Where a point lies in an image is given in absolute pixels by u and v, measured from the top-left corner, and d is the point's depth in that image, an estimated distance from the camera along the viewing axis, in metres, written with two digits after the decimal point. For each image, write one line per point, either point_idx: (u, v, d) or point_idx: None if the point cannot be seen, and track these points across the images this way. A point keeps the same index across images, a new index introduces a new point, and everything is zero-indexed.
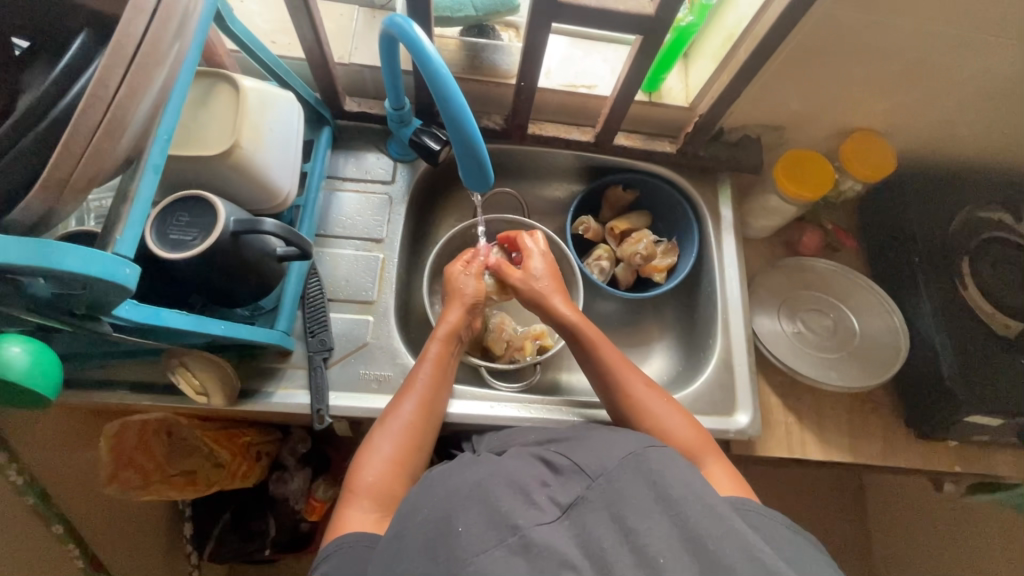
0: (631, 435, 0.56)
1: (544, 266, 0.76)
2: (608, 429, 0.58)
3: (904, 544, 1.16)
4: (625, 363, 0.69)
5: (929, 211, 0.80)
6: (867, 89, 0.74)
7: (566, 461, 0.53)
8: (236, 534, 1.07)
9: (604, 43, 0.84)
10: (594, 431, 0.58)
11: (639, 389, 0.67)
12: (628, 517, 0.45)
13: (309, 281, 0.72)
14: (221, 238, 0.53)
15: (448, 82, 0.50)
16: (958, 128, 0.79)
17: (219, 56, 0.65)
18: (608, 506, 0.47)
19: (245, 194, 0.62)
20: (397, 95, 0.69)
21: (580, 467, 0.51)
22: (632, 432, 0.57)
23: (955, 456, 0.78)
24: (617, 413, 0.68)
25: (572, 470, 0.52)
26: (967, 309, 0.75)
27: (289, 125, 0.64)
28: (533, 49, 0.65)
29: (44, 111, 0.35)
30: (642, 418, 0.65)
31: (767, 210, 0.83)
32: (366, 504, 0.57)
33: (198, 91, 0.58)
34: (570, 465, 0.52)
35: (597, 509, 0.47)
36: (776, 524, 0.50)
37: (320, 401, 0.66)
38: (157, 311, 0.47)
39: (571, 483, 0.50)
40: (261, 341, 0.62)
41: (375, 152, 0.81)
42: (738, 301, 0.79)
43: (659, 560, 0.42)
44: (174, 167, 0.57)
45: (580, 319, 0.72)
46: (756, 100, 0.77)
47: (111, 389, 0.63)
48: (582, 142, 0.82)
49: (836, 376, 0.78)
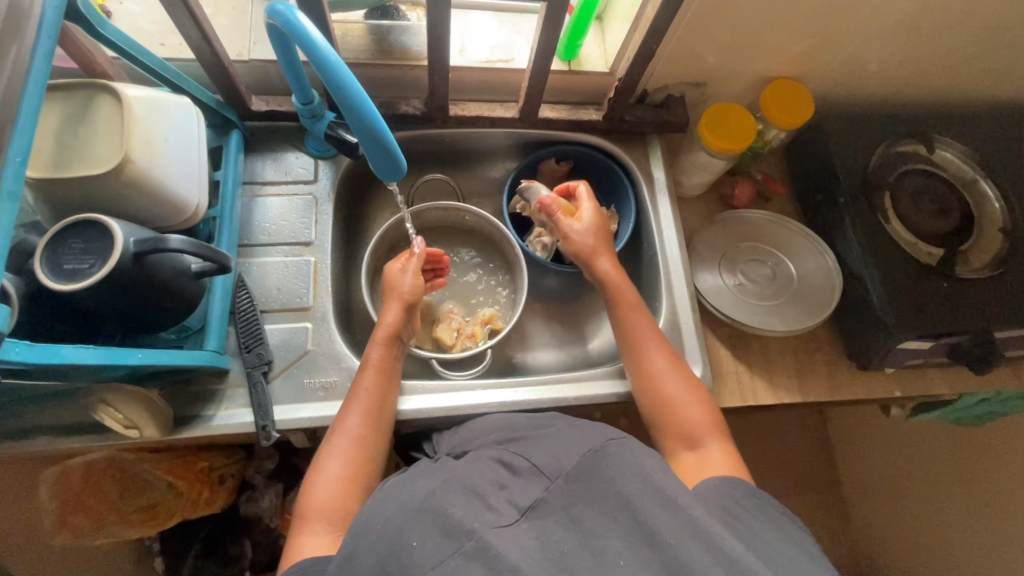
0: (592, 430, 0.56)
1: (594, 222, 0.75)
2: (568, 425, 0.59)
3: (866, 469, 1.22)
4: (645, 315, 0.70)
5: (850, 150, 0.82)
6: (776, 37, 0.74)
7: (525, 462, 0.53)
8: (211, 562, 1.00)
9: (517, 14, 0.82)
10: (553, 429, 0.58)
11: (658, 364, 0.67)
12: (586, 519, 0.46)
13: (238, 294, 0.68)
14: (122, 262, 0.50)
15: (340, 69, 0.47)
16: (868, 66, 0.81)
17: (98, 65, 0.60)
18: (567, 509, 0.47)
19: (148, 213, 0.58)
20: (303, 88, 0.65)
21: (537, 468, 0.51)
22: (593, 428, 0.57)
23: (895, 382, 0.82)
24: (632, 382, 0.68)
25: (531, 470, 0.51)
26: (892, 241, 0.78)
27: (187, 133, 0.60)
28: (438, 26, 0.62)
29: None
30: (654, 392, 0.66)
31: (697, 167, 0.84)
32: (319, 526, 0.55)
33: (76, 106, 0.54)
34: (529, 466, 0.52)
35: (557, 512, 0.47)
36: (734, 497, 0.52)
37: (264, 418, 0.63)
38: (57, 349, 0.44)
39: (530, 483, 0.50)
40: (192, 365, 0.59)
41: (293, 151, 0.77)
42: (679, 260, 0.80)
43: (617, 561, 0.43)
44: (59, 191, 0.52)
45: (621, 281, 0.73)
46: (672, 58, 0.77)
47: (34, 438, 0.59)
48: (508, 119, 0.80)
49: (779, 322, 0.80)
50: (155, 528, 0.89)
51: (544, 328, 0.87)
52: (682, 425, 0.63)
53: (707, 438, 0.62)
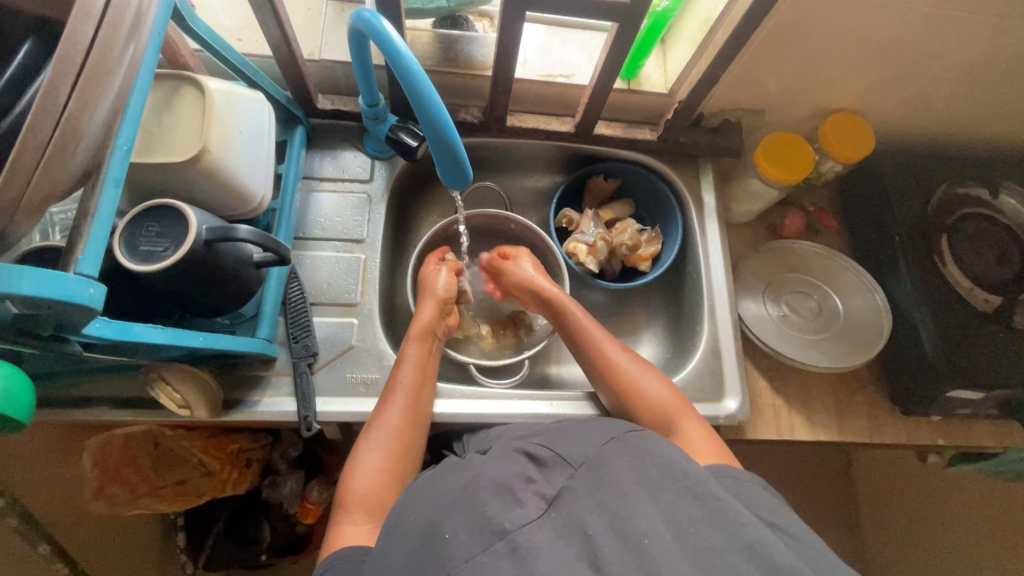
0: (609, 421, 0.56)
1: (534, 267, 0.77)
2: (584, 418, 0.58)
3: (892, 515, 1.18)
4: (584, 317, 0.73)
5: (910, 188, 0.80)
6: (845, 69, 0.73)
7: (550, 453, 0.52)
8: (232, 542, 1.03)
9: (580, 30, 0.83)
10: (572, 421, 0.58)
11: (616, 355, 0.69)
12: (613, 503, 0.45)
13: (290, 286, 0.70)
14: (194, 247, 0.51)
15: (420, 78, 0.48)
16: (935, 105, 0.80)
17: (182, 57, 0.63)
18: (593, 495, 0.46)
19: (215, 200, 0.60)
20: (371, 91, 0.67)
21: (562, 458, 0.51)
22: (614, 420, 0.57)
23: (938, 430, 0.80)
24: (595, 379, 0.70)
25: (556, 461, 0.51)
26: (946, 284, 0.76)
27: (259, 126, 0.62)
28: (509, 40, 0.63)
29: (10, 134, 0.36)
30: (619, 382, 0.67)
31: (749, 194, 0.84)
32: (358, 516, 0.56)
33: (161, 94, 0.56)
34: (554, 457, 0.51)
35: (582, 497, 0.46)
36: (753, 487, 0.53)
37: (307, 408, 0.65)
38: (128, 326, 0.46)
39: (555, 475, 0.50)
40: (243, 351, 0.61)
41: (351, 150, 0.79)
42: (724, 287, 0.80)
43: (644, 541, 0.42)
44: (140, 175, 0.55)
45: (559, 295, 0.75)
46: (734, 84, 0.77)
47: (90, 407, 0.61)
48: (562, 133, 0.81)
49: (821, 358, 0.79)
50: (185, 504, 0.91)
51: None
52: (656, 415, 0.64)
53: (681, 420, 0.63)
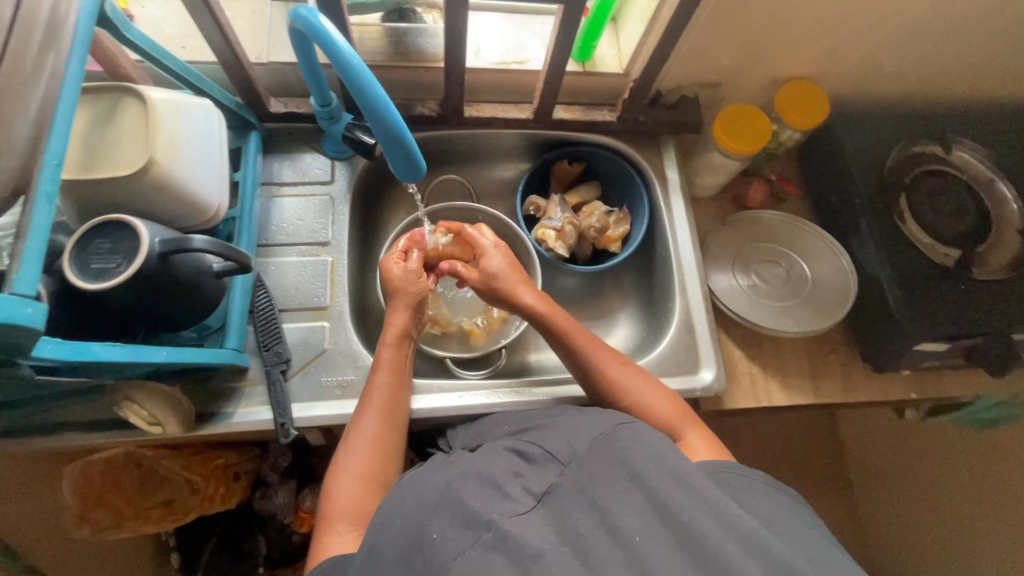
0: (602, 414, 0.56)
1: (501, 261, 0.74)
2: (580, 412, 0.59)
3: (878, 471, 1.21)
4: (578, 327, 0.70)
5: (867, 150, 0.82)
6: (793, 37, 0.74)
7: (539, 449, 0.53)
8: (227, 557, 1.02)
9: (531, 15, 0.82)
10: (566, 416, 0.58)
11: (614, 368, 0.67)
12: (602, 498, 0.45)
13: (257, 294, 0.69)
14: (148, 260, 0.50)
15: (361, 71, 0.48)
16: (885, 67, 0.81)
17: (123, 68, 0.61)
18: (582, 490, 0.47)
19: (168, 213, 0.58)
20: (322, 90, 0.66)
21: (552, 455, 0.51)
22: (599, 411, 0.57)
23: (910, 384, 0.82)
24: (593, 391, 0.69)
25: (545, 458, 0.52)
26: (907, 241, 0.77)
27: (209, 135, 0.61)
28: (456, 28, 0.63)
29: None
30: (619, 397, 0.66)
31: (711, 168, 0.84)
32: (341, 525, 0.56)
33: (103, 108, 0.55)
34: (543, 453, 0.52)
35: (572, 493, 0.47)
36: (755, 482, 0.53)
37: (284, 415, 0.64)
38: (85, 345, 0.45)
39: (546, 471, 0.50)
40: (210, 362, 0.60)
41: (310, 152, 0.78)
42: (692, 261, 0.80)
43: (634, 538, 0.42)
44: (87, 193, 0.53)
45: (548, 307, 0.72)
46: (687, 59, 0.77)
47: (59, 433, 0.60)
48: (522, 120, 0.81)
49: (792, 324, 0.80)
50: (173, 523, 0.90)
51: None
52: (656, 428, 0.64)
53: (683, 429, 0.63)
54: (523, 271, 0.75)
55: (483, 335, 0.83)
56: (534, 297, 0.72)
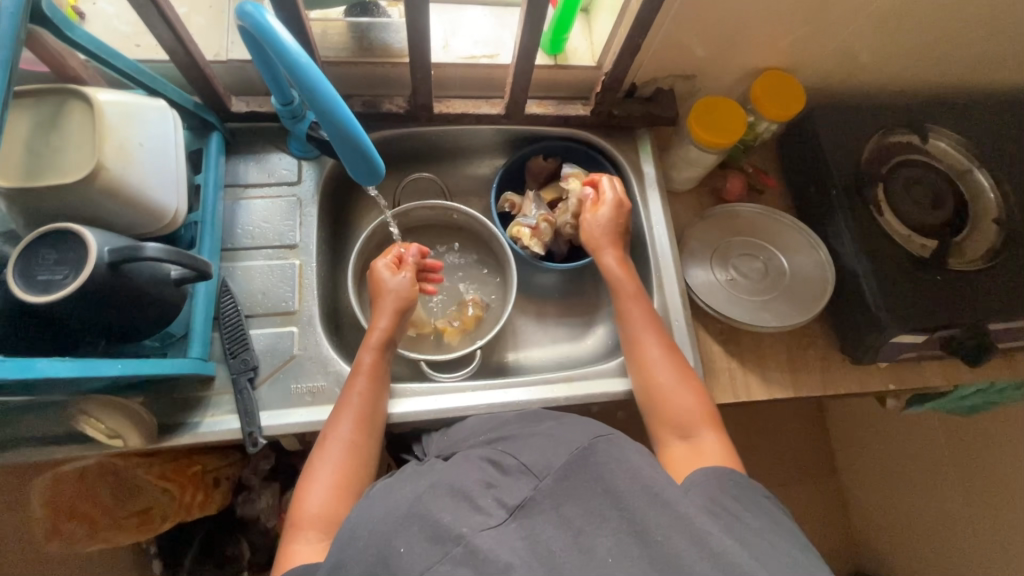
0: (582, 427, 0.56)
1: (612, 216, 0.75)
2: (558, 424, 0.58)
3: (862, 459, 1.22)
4: (638, 300, 0.71)
5: (843, 141, 0.81)
6: (766, 27, 0.73)
7: (514, 461, 0.52)
8: (210, 563, 1.00)
9: (501, 7, 0.80)
10: (542, 428, 0.57)
11: (654, 355, 0.67)
12: (577, 518, 0.45)
13: (222, 300, 0.67)
14: (97, 272, 0.49)
15: (310, 71, 0.46)
16: (860, 56, 0.80)
17: (70, 69, 0.59)
18: (555, 506, 0.46)
19: (122, 219, 0.56)
20: (282, 89, 0.64)
21: (526, 467, 0.50)
22: (581, 424, 0.57)
23: (889, 375, 0.82)
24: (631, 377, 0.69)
25: (520, 470, 0.50)
26: (884, 233, 0.77)
27: (164, 137, 0.59)
28: (418, 23, 0.61)
29: None
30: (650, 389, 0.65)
31: (687, 161, 0.83)
32: (310, 534, 0.55)
33: (47, 110, 0.53)
34: (518, 466, 0.51)
35: (545, 508, 0.46)
36: (756, 494, 0.52)
37: (251, 424, 0.63)
38: (28, 362, 0.43)
39: (519, 483, 0.49)
40: (172, 373, 0.58)
41: (276, 152, 0.76)
42: (669, 256, 0.79)
43: (607, 560, 0.42)
44: (32, 201, 0.51)
45: (624, 273, 0.73)
46: (660, 51, 0.76)
47: (14, 448, 0.58)
48: (494, 115, 0.79)
49: (771, 318, 0.79)
50: (149, 532, 0.89)
51: (537, 327, 0.87)
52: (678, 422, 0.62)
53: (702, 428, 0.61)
54: (621, 233, 0.76)
55: (458, 335, 0.81)
56: (615, 261, 0.74)
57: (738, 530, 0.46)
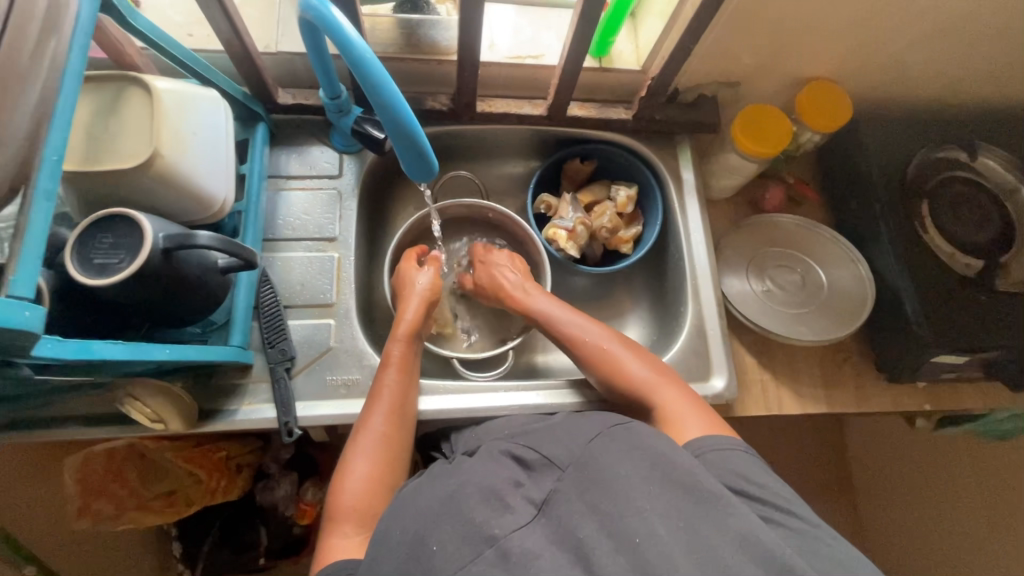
0: (596, 416, 0.55)
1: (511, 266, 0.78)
2: (573, 415, 0.57)
3: (883, 478, 1.20)
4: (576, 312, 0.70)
5: (889, 155, 0.79)
6: (819, 36, 0.72)
7: (536, 455, 0.51)
8: (227, 548, 1.02)
9: (547, 8, 0.80)
10: (557, 420, 0.57)
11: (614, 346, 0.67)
12: (603, 502, 0.44)
13: (262, 289, 0.68)
14: (152, 258, 0.49)
15: (375, 67, 0.46)
16: (911, 69, 0.78)
17: (127, 56, 0.59)
18: (582, 495, 0.45)
19: (173, 207, 0.57)
20: (331, 82, 0.64)
21: (549, 460, 0.50)
22: (598, 413, 0.56)
23: (925, 395, 0.80)
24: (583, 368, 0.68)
25: (543, 464, 0.50)
26: (928, 251, 0.75)
27: (215, 129, 0.60)
28: (471, 22, 0.61)
29: None
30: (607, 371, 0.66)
31: (727, 169, 0.82)
32: (348, 528, 0.55)
33: (106, 97, 0.54)
34: (541, 460, 0.50)
35: (573, 498, 0.45)
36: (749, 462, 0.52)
37: (287, 414, 0.63)
38: (86, 344, 0.44)
39: (544, 478, 0.48)
40: (214, 360, 0.59)
41: (318, 145, 0.76)
42: (706, 264, 0.79)
43: (636, 540, 0.41)
44: (89, 185, 0.52)
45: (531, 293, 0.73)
46: (707, 57, 0.75)
47: (60, 427, 0.59)
48: (535, 116, 0.79)
49: (807, 331, 0.78)
50: (175, 515, 0.90)
51: None
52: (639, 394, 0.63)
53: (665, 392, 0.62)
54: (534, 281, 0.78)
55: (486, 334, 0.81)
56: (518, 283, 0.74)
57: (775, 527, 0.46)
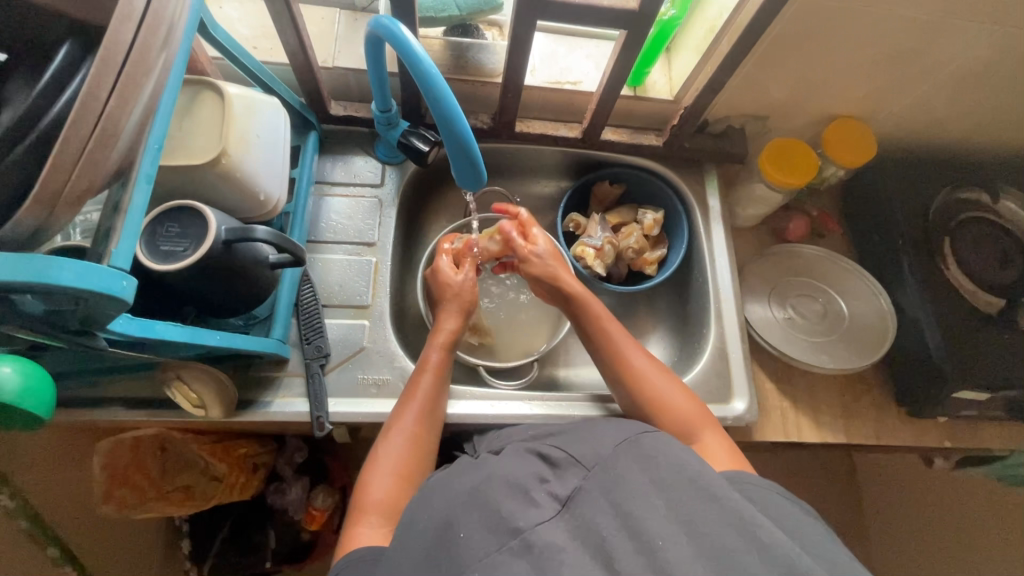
0: (625, 422, 0.55)
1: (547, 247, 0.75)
2: (603, 420, 0.58)
3: (898, 520, 1.18)
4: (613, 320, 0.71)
5: (913, 192, 0.82)
6: (848, 75, 0.75)
7: (563, 454, 0.52)
8: (235, 548, 1.02)
9: (586, 38, 0.85)
10: (589, 423, 0.58)
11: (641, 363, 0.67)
12: (625, 503, 0.44)
13: (302, 287, 0.71)
14: (213, 247, 0.52)
15: (438, 82, 0.50)
16: (936, 112, 0.81)
17: (201, 63, 0.64)
18: (605, 494, 0.46)
19: (231, 202, 0.61)
20: (385, 96, 0.68)
21: (575, 459, 0.51)
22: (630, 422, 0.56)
23: (945, 432, 0.80)
24: (613, 382, 0.68)
25: (569, 462, 0.51)
26: (950, 286, 0.77)
27: (275, 130, 0.63)
28: (520, 47, 0.65)
29: (33, 122, 0.36)
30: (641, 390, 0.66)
31: (753, 199, 0.85)
32: (374, 519, 0.56)
33: (182, 98, 0.58)
34: (567, 457, 0.51)
35: (596, 497, 0.46)
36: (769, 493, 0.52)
37: (320, 408, 0.65)
38: (151, 323, 0.47)
39: (569, 474, 0.49)
40: (257, 350, 0.61)
41: (362, 155, 0.80)
42: (730, 289, 0.81)
43: (657, 542, 0.41)
44: (161, 178, 0.56)
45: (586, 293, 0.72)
46: (740, 90, 0.78)
47: (105, 407, 0.62)
48: (570, 138, 0.83)
49: (828, 360, 0.79)
50: (192, 509, 0.91)
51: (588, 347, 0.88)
52: (677, 425, 0.63)
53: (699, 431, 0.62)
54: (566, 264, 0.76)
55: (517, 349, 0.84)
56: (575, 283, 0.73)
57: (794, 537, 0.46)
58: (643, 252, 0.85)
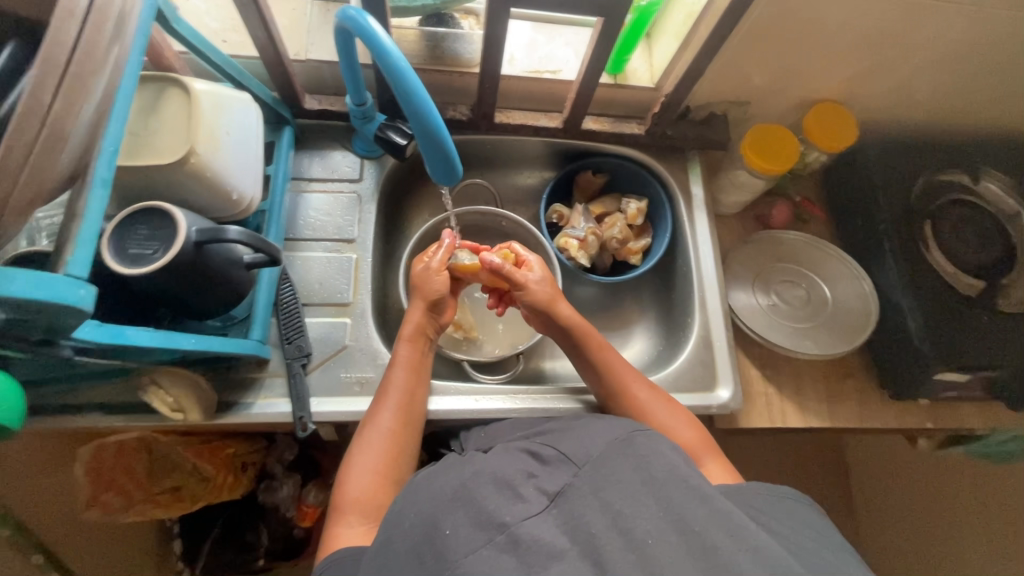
0: (615, 420, 0.55)
1: (545, 274, 0.74)
2: (593, 417, 0.58)
3: (884, 499, 1.20)
4: (613, 351, 0.71)
5: (894, 177, 0.82)
6: (827, 60, 0.74)
7: (553, 451, 0.52)
8: (228, 547, 1.01)
9: (565, 26, 0.83)
10: (579, 421, 0.58)
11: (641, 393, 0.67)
12: (616, 502, 0.44)
13: (281, 286, 0.70)
14: (183, 250, 0.51)
15: (409, 75, 0.49)
16: (916, 94, 0.81)
17: (166, 58, 0.62)
18: (595, 491, 0.46)
19: (202, 201, 0.59)
20: (359, 90, 0.67)
21: (566, 457, 0.51)
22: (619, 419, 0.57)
23: (926, 414, 0.81)
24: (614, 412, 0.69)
25: (559, 459, 0.51)
26: (931, 269, 0.77)
27: (246, 127, 0.62)
28: (495, 36, 0.63)
29: None
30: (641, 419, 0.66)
31: (736, 186, 0.84)
32: (353, 518, 0.56)
33: (148, 96, 0.56)
34: (557, 455, 0.51)
35: (585, 495, 0.46)
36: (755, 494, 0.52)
37: (302, 409, 0.64)
38: (121, 330, 0.46)
39: (558, 471, 0.49)
40: (234, 352, 0.60)
41: (340, 150, 0.79)
42: (714, 278, 0.80)
43: (647, 540, 0.41)
44: (127, 179, 0.54)
45: (583, 324, 0.72)
46: (720, 77, 0.78)
47: (81, 413, 0.61)
48: (551, 128, 0.82)
49: (811, 346, 0.80)
50: (182, 510, 0.90)
51: None
52: None
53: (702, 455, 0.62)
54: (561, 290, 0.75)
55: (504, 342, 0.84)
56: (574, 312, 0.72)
57: (780, 536, 0.46)
58: (626, 241, 0.84)
